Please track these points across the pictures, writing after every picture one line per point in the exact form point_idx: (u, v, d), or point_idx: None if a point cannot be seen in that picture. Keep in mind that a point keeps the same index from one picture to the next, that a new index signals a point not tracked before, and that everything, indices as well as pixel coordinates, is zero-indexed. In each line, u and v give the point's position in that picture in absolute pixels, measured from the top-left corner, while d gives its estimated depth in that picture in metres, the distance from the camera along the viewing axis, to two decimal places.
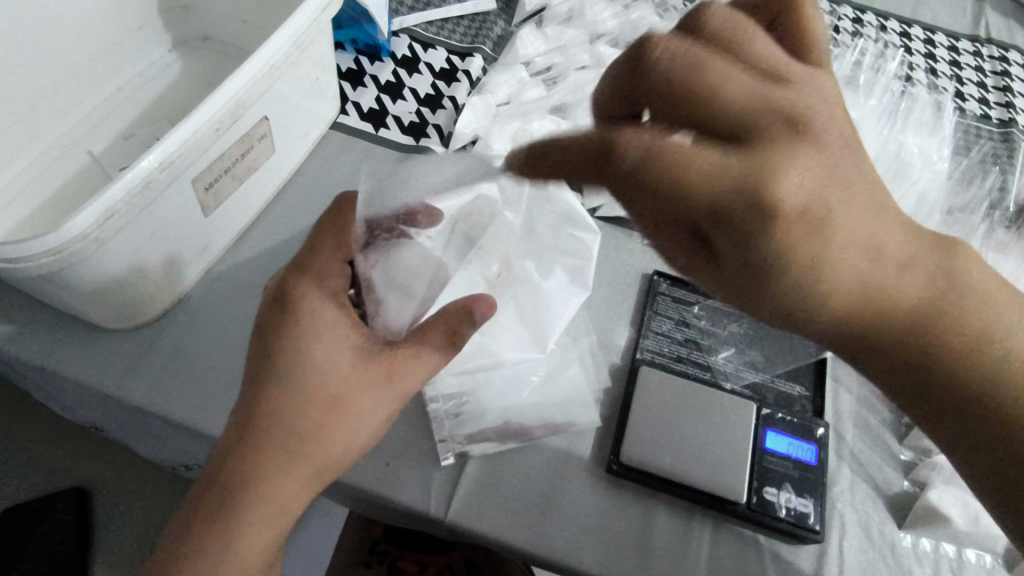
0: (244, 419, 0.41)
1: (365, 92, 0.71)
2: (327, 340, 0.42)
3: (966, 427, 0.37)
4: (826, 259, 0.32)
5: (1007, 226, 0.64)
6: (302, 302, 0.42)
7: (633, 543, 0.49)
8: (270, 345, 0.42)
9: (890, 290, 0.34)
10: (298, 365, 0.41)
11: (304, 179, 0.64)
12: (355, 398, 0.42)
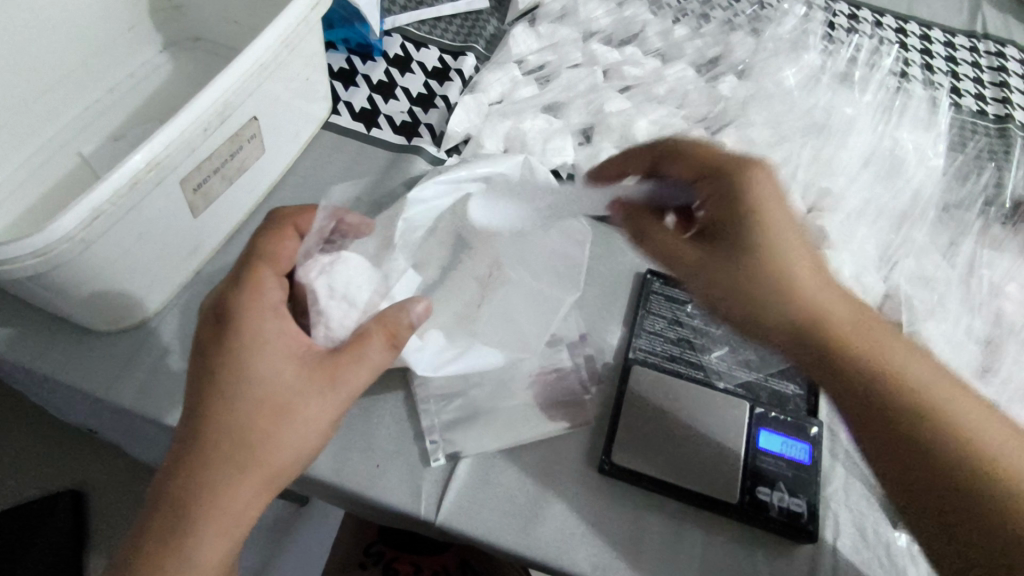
0: (188, 435, 0.40)
1: (357, 92, 0.70)
2: (267, 351, 0.42)
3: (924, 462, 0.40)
4: (811, 301, 0.46)
5: (1003, 223, 0.63)
6: (240, 317, 0.42)
7: (625, 544, 0.48)
8: (210, 359, 0.42)
9: (838, 331, 0.45)
10: (241, 379, 0.41)
11: (295, 180, 0.64)
12: (304, 406, 0.42)
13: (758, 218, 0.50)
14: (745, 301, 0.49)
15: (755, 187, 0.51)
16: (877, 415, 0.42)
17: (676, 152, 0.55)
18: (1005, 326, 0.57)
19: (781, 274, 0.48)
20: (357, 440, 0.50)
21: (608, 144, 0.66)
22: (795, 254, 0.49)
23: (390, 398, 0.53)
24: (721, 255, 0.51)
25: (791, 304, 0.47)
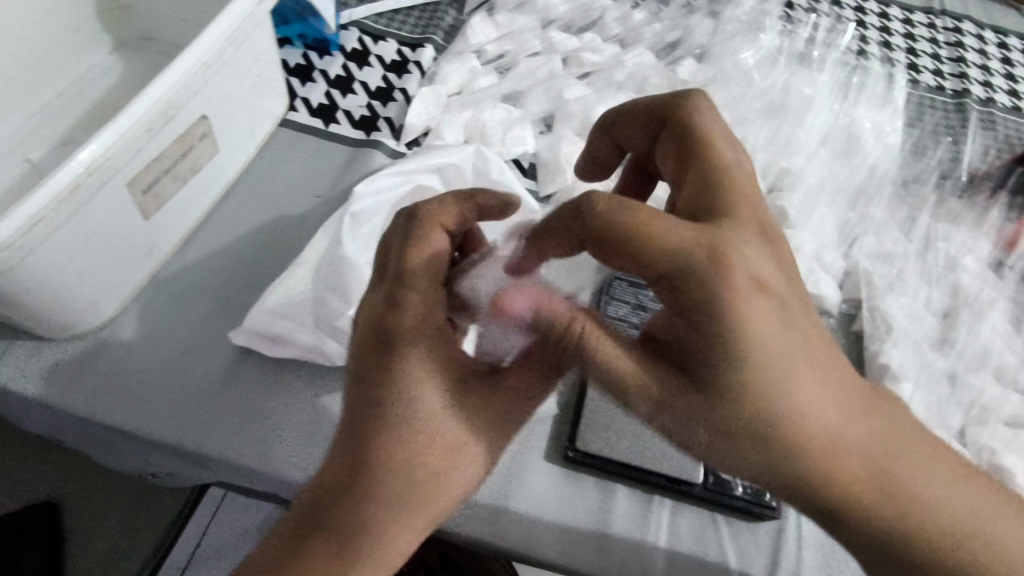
0: (336, 461, 0.36)
1: (314, 87, 0.70)
2: (417, 371, 0.35)
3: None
4: (816, 438, 0.33)
5: (958, 196, 0.64)
6: (398, 328, 0.35)
7: (591, 529, 0.48)
8: (363, 374, 0.36)
9: (835, 465, 0.34)
10: (400, 406, 0.35)
11: (253, 178, 0.63)
12: (455, 436, 0.36)
13: (748, 314, 0.31)
14: (753, 437, 0.33)
15: (734, 271, 0.32)
16: (876, 550, 0.36)
17: (607, 241, 0.33)
18: (963, 298, 0.57)
19: (784, 407, 0.32)
20: (321, 437, 0.50)
21: (568, 131, 0.66)
22: (815, 388, 0.33)
23: None
24: (665, 376, 0.34)
25: (786, 441, 0.33)
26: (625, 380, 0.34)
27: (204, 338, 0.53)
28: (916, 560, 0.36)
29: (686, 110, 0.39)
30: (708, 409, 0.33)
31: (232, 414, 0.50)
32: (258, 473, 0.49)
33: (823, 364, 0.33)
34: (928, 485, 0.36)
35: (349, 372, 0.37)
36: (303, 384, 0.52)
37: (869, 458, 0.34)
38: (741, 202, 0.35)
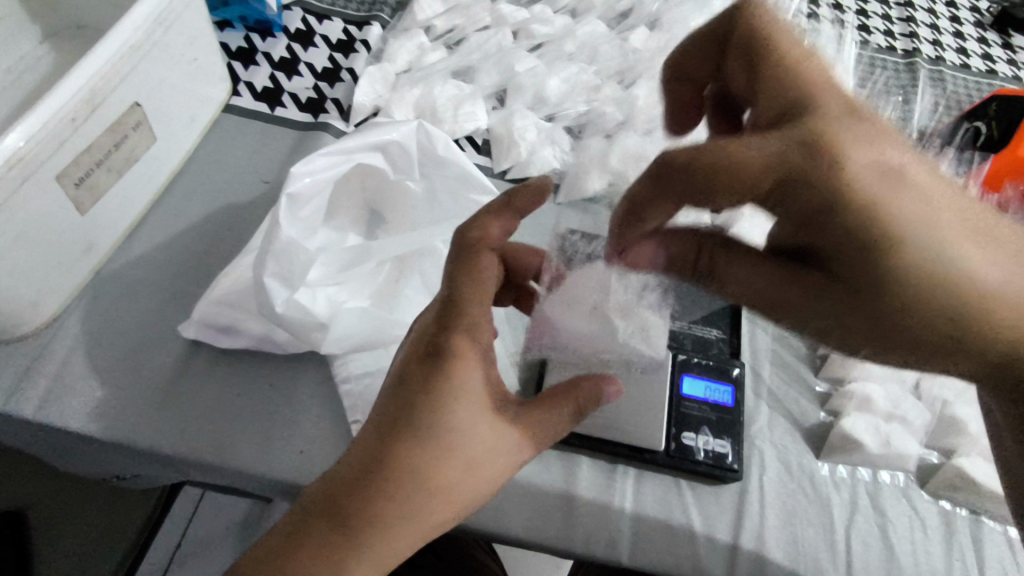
0: (360, 450, 0.36)
1: (258, 71, 0.67)
2: (463, 384, 0.37)
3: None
4: (965, 279, 0.37)
5: None
6: (452, 340, 0.38)
7: (557, 502, 0.48)
8: (407, 374, 0.38)
9: (988, 297, 0.37)
10: (438, 413, 0.36)
11: (198, 167, 0.61)
12: (490, 450, 0.38)
13: (867, 185, 0.36)
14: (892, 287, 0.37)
15: (851, 158, 0.36)
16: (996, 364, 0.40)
17: (719, 183, 0.36)
18: None
19: (918, 245, 0.36)
20: (279, 427, 0.49)
21: (520, 105, 0.65)
22: (928, 221, 0.36)
23: (311, 381, 0.51)
24: (810, 286, 0.39)
25: (931, 277, 0.37)
26: (762, 288, 0.40)
27: (153, 334, 0.52)
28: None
29: (744, 17, 0.42)
30: (870, 289, 0.37)
31: (185, 409, 0.49)
32: (216, 467, 0.48)
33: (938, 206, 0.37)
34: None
35: (391, 378, 0.38)
36: (259, 374, 0.51)
37: (1003, 303, 0.37)
38: (823, 95, 0.38)
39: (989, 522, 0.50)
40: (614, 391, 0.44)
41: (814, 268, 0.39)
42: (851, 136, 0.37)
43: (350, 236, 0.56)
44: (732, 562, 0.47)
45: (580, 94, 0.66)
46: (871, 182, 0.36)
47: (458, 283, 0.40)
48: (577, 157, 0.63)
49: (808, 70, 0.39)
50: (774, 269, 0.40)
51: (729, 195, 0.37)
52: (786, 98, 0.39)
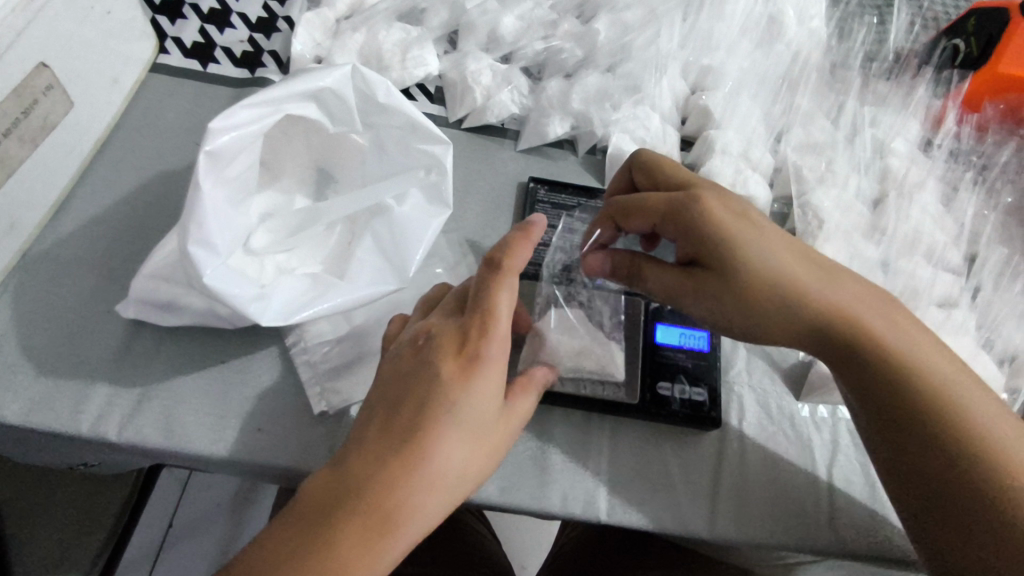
0: (385, 447, 0.34)
1: (186, 24, 0.62)
2: (492, 391, 0.37)
3: (913, 470, 0.38)
4: (833, 309, 0.40)
5: (885, 78, 0.61)
6: (483, 346, 0.37)
7: (532, 463, 0.46)
8: (439, 376, 0.36)
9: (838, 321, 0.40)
10: (469, 416, 0.36)
11: (128, 132, 0.56)
12: (500, 448, 0.38)
13: (721, 218, 0.41)
14: (745, 300, 0.41)
15: (710, 203, 0.41)
16: (872, 401, 0.40)
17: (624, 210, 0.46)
18: (893, 182, 0.56)
19: (771, 265, 0.41)
20: (234, 406, 0.46)
21: (473, 47, 0.61)
22: (779, 251, 0.41)
23: (265, 354, 0.48)
24: (701, 281, 0.42)
25: (780, 294, 0.40)
26: (671, 289, 0.44)
27: (90, 316, 0.48)
28: (906, 413, 0.38)
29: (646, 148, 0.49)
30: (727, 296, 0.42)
31: (133, 393, 0.46)
32: (168, 452, 0.45)
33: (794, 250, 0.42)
34: (911, 348, 0.39)
35: (428, 364, 0.37)
36: (209, 351, 0.48)
37: (874, 339, 0.40)
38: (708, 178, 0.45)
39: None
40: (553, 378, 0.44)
41: (702, 277, 0.42)
42: (724, 192, 0.43)
43: (298, 199, 0.53)
44: (714, 510, 0.46)
45: (536, 31, 0.61)
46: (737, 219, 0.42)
47: (489, 282, 0.39)
48: (536, 100, 0.59)
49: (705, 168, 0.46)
50: (673, 281, 0.44)
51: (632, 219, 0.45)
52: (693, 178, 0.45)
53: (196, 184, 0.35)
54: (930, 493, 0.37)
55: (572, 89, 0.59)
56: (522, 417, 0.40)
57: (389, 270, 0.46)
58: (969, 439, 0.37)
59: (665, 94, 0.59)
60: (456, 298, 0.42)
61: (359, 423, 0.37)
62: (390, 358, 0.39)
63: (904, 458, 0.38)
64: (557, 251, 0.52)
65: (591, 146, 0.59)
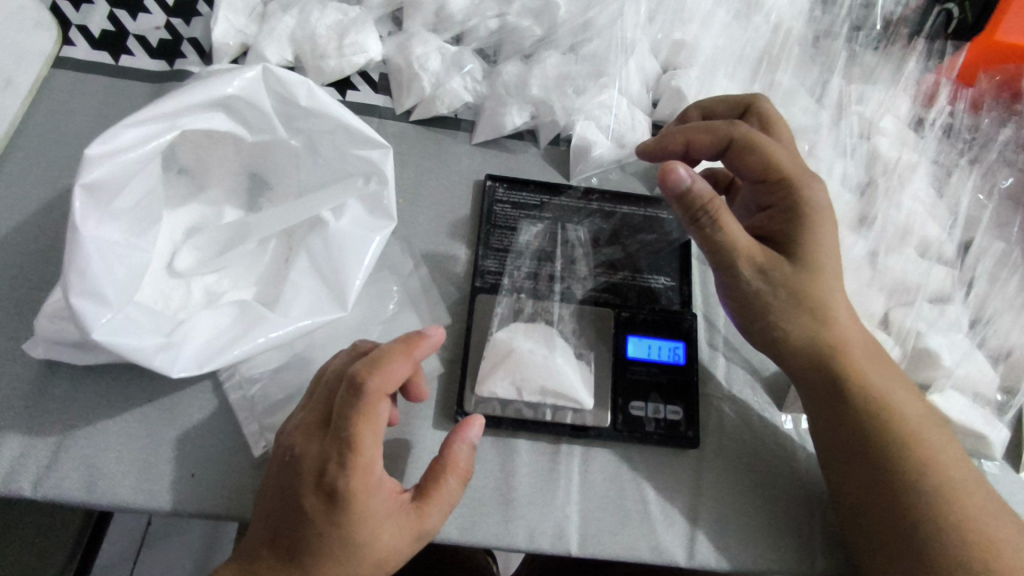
0: (270, 567, 0.35)
1: (92, 11, 0.54)
2: (369, 514, 0.34)
3: (884, 496, 0.37)
4: (854, 338, 0.40)
5: (875, 47, 0.56)
6: (343, 479, 0.34)
7: (495, 495, 0.43)
8: (304, 509, 0.34)
9: (851, 348, 0.40)
10: (339, 548, 0.34)
11: (29, 140, 0.50)
12: (393, 555, 0.36)
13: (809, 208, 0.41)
14: (799, 287, 0.40)
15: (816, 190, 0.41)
16: (847, 431, 0.39)
17: (742, 146, 0.43)
18: (882, 166, 0.51)
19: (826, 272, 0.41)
20: (163, 450, 0.42)
21: (419, 28, 0.54)
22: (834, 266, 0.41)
23: (196, 389, 0.44)
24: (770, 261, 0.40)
25: (821, 302, 0.40)
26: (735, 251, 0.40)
27: None
28: (895, 453, 0.38)
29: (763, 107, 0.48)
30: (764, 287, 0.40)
31: (48, 443, 0.41)
32: (91, 506, 0.40)
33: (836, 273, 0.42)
34: (906, 405, 0.39)
35: (296, 487, 0.35)
36: (132, 391, 0.43)
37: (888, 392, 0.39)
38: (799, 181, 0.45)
39: (990, 468, 0.43)
40: (470, 438, 0.39)
41: (770, 262, 0.40)
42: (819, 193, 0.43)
43: (227, 211, 0.47)
44: (692, 537, 0.43)
45: (488, 7, 0.55)
46: (828, 217, 0.42)
47: (349, 408, 0.34)
48: (491, 86, 0.53)
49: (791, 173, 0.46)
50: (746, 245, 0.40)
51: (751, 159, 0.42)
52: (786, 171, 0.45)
53: (73, 228, 0.31)
54: (890, 523, 0.37)
55: (530, 73, 0.53)
56: (437, 515, 0.37)
57: (328, 296, 0.41)
58: (942, 490, 0.37)
59: (633, 75, 0.53)
60: (326, 395, 0.37)
61: (252, 529, 0.37)
62: (271, 460, 0.37)
63: (874, 483, 0.38)
64: (521, 259, 0.48)
65: (554, 136, 0.53)
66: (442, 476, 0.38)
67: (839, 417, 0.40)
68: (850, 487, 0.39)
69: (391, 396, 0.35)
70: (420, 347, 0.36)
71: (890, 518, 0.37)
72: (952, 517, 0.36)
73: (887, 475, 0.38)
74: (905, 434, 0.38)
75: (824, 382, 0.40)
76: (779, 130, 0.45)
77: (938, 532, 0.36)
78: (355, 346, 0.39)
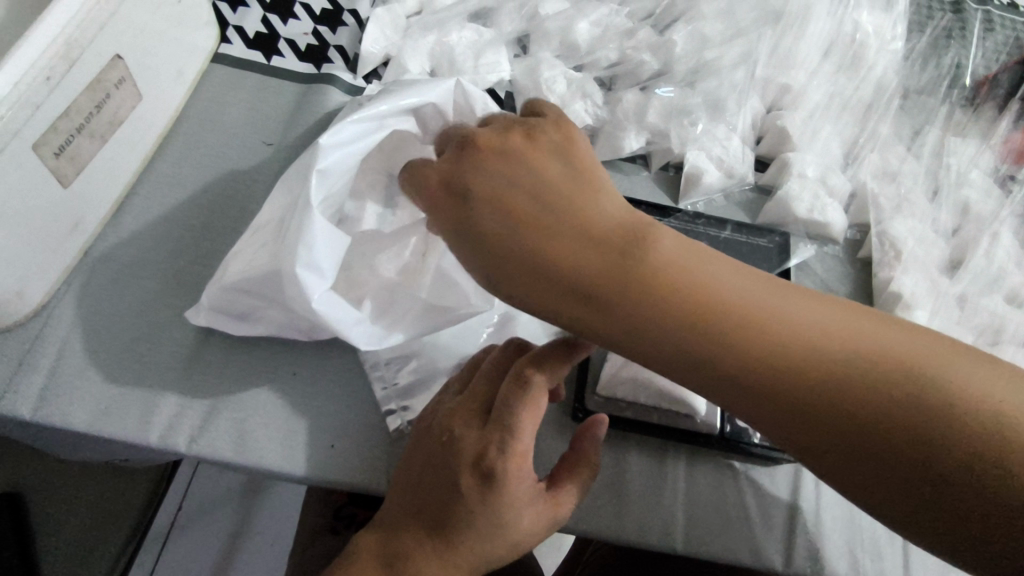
0: (419, 537, 0.38)
1: (248, 13, 0.59)
2: (518, 497, 0.37)
3: (879, 468, 0.27)
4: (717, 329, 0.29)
5: (966, 106, 0.60)
6: (501, 463, 0.37)
7: (608, 488, 0.46)
8: (459, 487, 0.37)
9: (795, 322, 0.29)
10: (486, 526, 0.37)
11: (190, 127, 0.54)
12: (529, 537, 0.39)
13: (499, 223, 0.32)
14: (543, 290, 0.31)
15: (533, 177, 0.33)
16: (815, 423, 0.28)
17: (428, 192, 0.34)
18: (973, 216, 0.55)
19: (628, 263, 0.30)
20: (306, 420, 0.45)
21: (547, 54, 0.59)
22: (657, 241, 0.31)
23: (337, 367, 0.47)
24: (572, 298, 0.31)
25: (656, 284, 0.30)
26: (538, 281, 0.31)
27: (156, 321, 0.46)
28: (885, 412, 0.27)
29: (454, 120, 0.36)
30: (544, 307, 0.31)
31: (203, 405, 0.45)
32: (240, 466, 0.44)
33: (678, 261, 0.30)
34: (848, 354, 0.28)
35: (453, 465, 0.38)
36: (279, 363, 0.47)
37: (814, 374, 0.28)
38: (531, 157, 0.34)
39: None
40: (601, 432, 0.43)
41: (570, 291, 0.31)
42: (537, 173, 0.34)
43: (369, 207, 0.51)
44: (790, 545, 0.46)
45: (611, 40, 0.60)
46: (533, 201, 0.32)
47: (513, 397, 0.37)
48: (612, 112, 0.57)
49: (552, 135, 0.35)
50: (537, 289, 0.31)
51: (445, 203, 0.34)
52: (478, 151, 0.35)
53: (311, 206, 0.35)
54: (912, 494, 0.27)
55: (649, 103, 0.57)
56: (568, 504, 0.40)
57: (473, 293, 0.47)
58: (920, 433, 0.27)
59: (746, 114, 0.58)
60: (485, 384, 0.41)
61: (400, 500, 0.40)
62: (426, 437, 0.41)
63: (851, 459, 0.27)
64: None
65: (664, 163, 0.57)
66: (576, 468, 0.41)
67: (821, 425, 0.28)
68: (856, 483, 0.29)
69: (548, 392, 0.39)
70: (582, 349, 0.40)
71: (911, 487, 0.27)
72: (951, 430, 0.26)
73: (880, 437, 0.27)
74: (841, 409, 0.28)
75: (735, 384, 0.29)
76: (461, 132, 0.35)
77: (964, 472, 0.26)
78: (510, 342, 0.43)
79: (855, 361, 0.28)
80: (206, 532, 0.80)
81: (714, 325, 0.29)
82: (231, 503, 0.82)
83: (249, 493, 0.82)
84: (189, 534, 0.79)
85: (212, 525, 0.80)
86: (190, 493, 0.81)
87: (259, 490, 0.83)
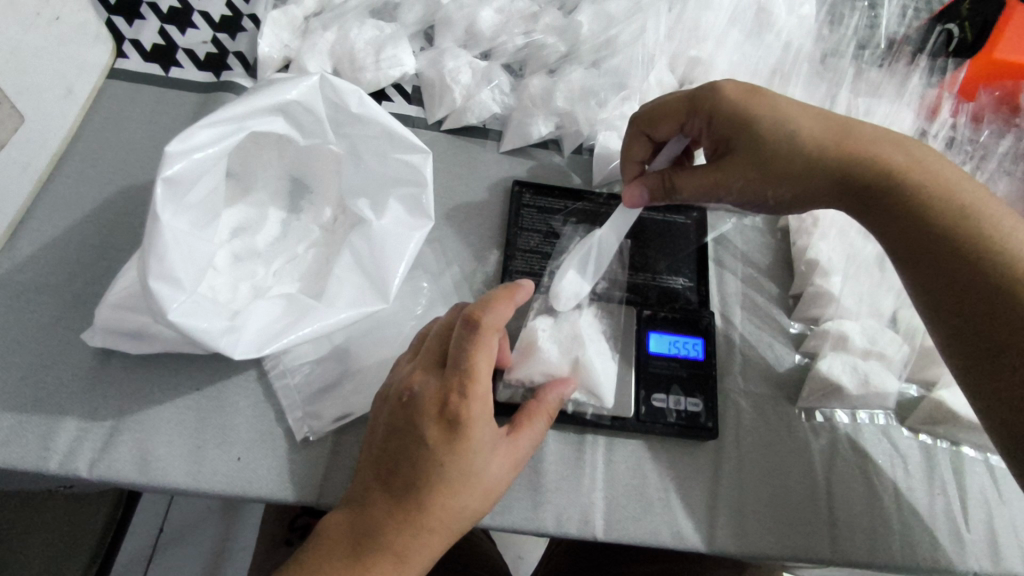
0: (385, 504, 0.36)
1: (144, 26, 0.58)
2: (481, 442, 0.37)
3: (949, 288, 0.37)
4: (890, 180, 0.40)
5: (879, 65, 0.60)
6: (463, 406, 0.36)
7: (524, 484, 0.45)
8: (424, 439, 0.36)
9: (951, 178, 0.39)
10: (456, 477, 0.36)
11: (86, 145, 0.53)
12: (497, 485, 0.38)
13: (763, 128, 0.42)
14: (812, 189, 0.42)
15: (733, 96, 0.43)
16: (921, 245, 0.39)
17: (686, 117, 0.45)
18: None
19: (830, 147, 0.41)
20: (211, 434, 0.44)
21: (451, 44, 0.58)
22: (888, 152, 0.40)
23: (242, 378, 0.46)
24: (769, 182, 0.43)
25: (859, 158, 0.41)
26: (758, 187, 0.43)
27: (53, 345, 0.45)
28: (968, 254, 0.37)
29: (707, 89, 0.44)
30: (756, 168, 0.42)
31: (104, 427, 0.44)
32: (144, 487, 0.42)
33: (877, 139, 0.41)
34: (953, 203, 0.38)
35: (413, 420, 0.37)
36: (181, 379, 0.46)
37: (931, 216, 0.38)
38: (748, 101, 0.43)
39: (968, 452, 0.49)
40: (567, 391, 0.43)
41: (778, 180, 0.42)
42: (777, 104, 0.42)
43: (271, 213, 0.50)
44: (711, 524, 0.45)
45: (516, 25, 0.59)
46: (785, 106, 0.42)
47: (467, 340, 0.37)
48: (519, 98, 0.57)
49: (782, 96, 0.43)
50: (790, 176, 0.42)
51: (716, 125, 0.44)
52: (700, 108, 0.44)
53: (154, 215, 0.36)
54: (965, 328, 0.36)
55: (555, 86, 0.56)
56: (528, 445, 0.40)
57: (370, 289, 0.44)
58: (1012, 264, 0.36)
59: (654, 88, 0.57)
60: (437, 343, 0.40)
61: (364, 473, 0.39)
62: (384, 407, 0.40)
63: (936, 283, 0.38)
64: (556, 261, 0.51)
65: (577, 146, 0.57)
66: (536, 414, 0.41)
67: (928, 249, 0.38)
68: (944, 314, 0.37)
69: (498, 334, 0.38)
70: (519, 285, 0.41)
71: (966, 308, 0.36)
72: (979, 286, 0.36)
73: (954, 272, 0.37)
74: (950, 238, 0.38)
75: (897, 229, 0.40)
76: (735, 97, 0.43)
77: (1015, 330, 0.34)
78: (456, 306, 0.43)
79: (961, 210, 0.38)
80: (174, 559, 0.74)
81: (899, 214, 0.40)
82: (208, 525, 0.76)
83: (226, 512, 0.77)
84: (167, 562, 0.74)
85: (185, 551, 0.75)
86: (170, 512, 0.76)
87: (235, 508, 0.77)
